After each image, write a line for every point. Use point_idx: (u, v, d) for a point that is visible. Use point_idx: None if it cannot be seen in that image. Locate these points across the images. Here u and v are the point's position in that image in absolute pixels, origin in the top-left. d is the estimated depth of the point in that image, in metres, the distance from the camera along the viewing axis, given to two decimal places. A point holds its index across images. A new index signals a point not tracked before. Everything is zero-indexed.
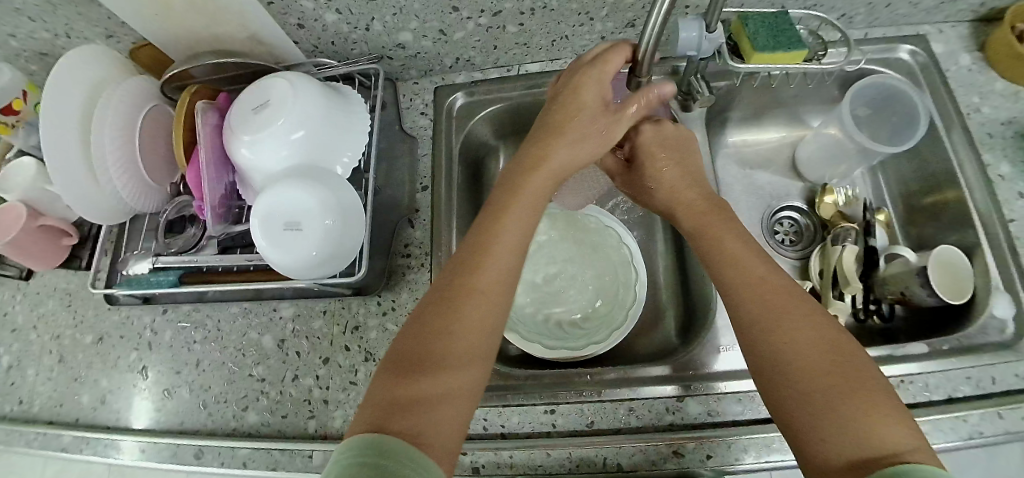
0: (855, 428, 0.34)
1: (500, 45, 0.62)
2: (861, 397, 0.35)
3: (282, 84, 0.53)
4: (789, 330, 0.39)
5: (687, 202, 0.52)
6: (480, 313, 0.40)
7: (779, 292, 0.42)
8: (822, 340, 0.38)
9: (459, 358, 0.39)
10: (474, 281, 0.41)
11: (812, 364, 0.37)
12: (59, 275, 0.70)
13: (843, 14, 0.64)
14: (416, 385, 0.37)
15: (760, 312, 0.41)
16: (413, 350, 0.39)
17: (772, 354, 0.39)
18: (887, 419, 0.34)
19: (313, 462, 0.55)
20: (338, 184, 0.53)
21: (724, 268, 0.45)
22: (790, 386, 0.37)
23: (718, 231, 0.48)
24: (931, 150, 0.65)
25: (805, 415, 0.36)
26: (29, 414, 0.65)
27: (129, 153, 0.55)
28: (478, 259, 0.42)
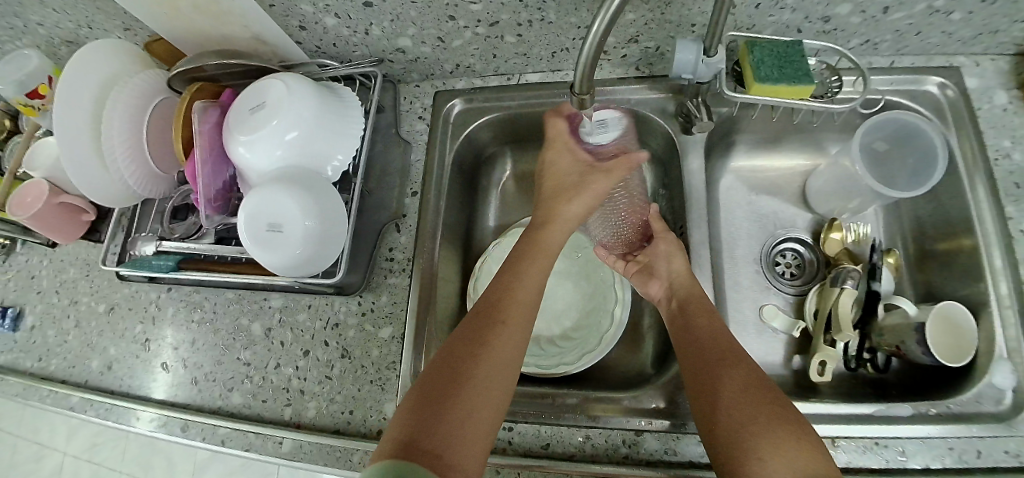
0: (791, 464, 0.36)
1: (500, 54, 0.61)
2: (795, 439, 0.38)
3: (278, 87, 0.55)
4: (739, 380, 0.43)
5: (682, 276, 0.54)
6: (496, 368, 0.45)
7: (740, 356, 0.45)
8: (768, 391, 0.42)
9: (477, 410, 0.42)
10: (491, 338, 0.46)
11: (762, 410, 0.40)
12: (79, 246, 0.76)
13: (867, 40, 0.60)
14: (440, 421, 0.40)
15: (720, 365, 0.45)
16: (435, 385, 0.43)
17: (723, 395, 0.42)
18: (818, 459, 0.37)
19: (282, 449, 0.57)
20: (323, 188, 0.55)
21: (692, 323, 0.50)
22: (736, 425, 0.40)
23: (695, 302, 0.51)
24: (949, 194, 0.60)
25: (747, 451, 0.38)
26: (47, 372, 0.71)
27: (136, 143, 0.59)
28: (491, 323, 0.48)
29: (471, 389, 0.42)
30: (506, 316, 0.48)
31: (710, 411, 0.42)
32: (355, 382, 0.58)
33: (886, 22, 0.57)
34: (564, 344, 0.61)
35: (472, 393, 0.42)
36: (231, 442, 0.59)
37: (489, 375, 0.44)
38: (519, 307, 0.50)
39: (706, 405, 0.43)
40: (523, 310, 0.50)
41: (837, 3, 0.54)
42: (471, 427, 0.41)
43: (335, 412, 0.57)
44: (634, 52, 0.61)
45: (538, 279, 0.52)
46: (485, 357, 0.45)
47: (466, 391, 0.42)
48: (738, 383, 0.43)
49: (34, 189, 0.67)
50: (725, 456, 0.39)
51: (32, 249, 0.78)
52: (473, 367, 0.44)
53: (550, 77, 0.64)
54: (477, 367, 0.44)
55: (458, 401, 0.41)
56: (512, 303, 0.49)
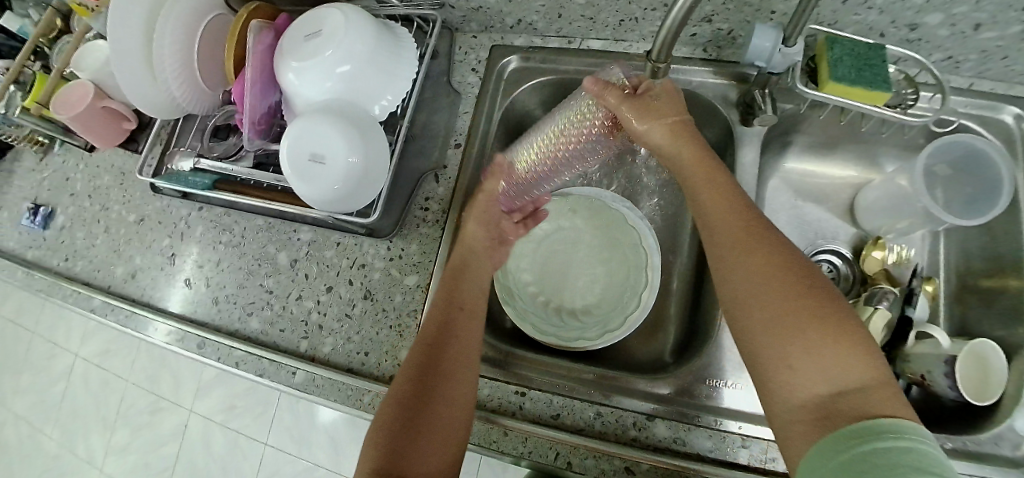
0: (823, 369, 0.34)
1: (565, 15, 0.59)
2: (829, 338, 0.34)
3: (337, 16, 0.53)
4: (767, 271, 0.38)
5: (689, 140, 0.47)
6: (453, 388, 0.44)
7: (765, 238, 0.39)
8: (799, 280, 0.37)
9: (438, 436, 0.42)
10: (444, 362, 0.45)
11: (794, 309, 0.36)
12: (116, 154, 0.76)
13: (950, 56, 0.56)
14: (405, 449, 0.41)
15: (743, 255, 0.39)
16: (396, 411, 0.43)
17: (749, 293, 0.38)
18: (855, 356, 0.34)
19: (295, 379, 0.57)
20: (369, 126, 0.54)
21: (709, 208, 0.43)
22: (762, 328, 0.36)
23: (714, 182, 0.44)
24: (1005, 230, 0.57)
25: (776, 354, 0.35)
26: (72, 272, 0.73)
27: (187, 54, 0.58)
28: (443, 341, 0.46)
29: (427, 417, 0.42)
30: (455, 338, 0.47)
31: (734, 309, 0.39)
32: (373, 324, 0.58)
33: (974, 40, 0.53)
34: (586, 319, 0.60)
35: (431, 415, 0.42)
36: (245, 365, 0.60)
37: (444, 399, 0.43)
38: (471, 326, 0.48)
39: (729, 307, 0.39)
40: (472, 328, 0.48)
41: (929, 10, 0.51)
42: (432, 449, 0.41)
43: (350, 351, 0.58)
44: (705, 32, 0.58)
45: (479, 292, 0.51)
46: (442, 380, 0.44)
47: (424, 418, 0.42)
48: (764, 278, 0.38)
49: (79, 89, 0.67)
50: (753, 358, 0.37)
51: (71, 151, 0.78)
52: (432, 388, 0.43)
53: (612, 46, 0.62)
54: (433, 391, 0.43)
55: (427, 399, 0.43)
56: (462, 326, 0.48)
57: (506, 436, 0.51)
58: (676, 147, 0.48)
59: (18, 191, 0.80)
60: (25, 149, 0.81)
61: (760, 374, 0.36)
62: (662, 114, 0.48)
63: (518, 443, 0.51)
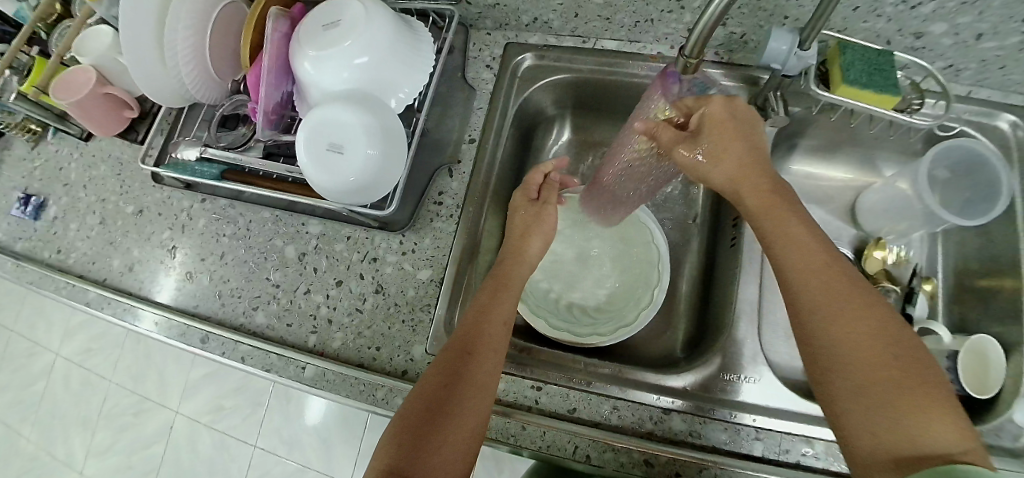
0: (912, 430, 0.35)
1: (582, 14, 0.60)
2: (920, 404, 0.35)
3: (357, 6, 0.53)
4: (856, 333, 0.39)
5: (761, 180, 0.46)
6: (471, 394, 0.43)
7: (854, 296, 0.40)
8: (890, 345, 0.38)
9: (449, 456, 0.40)
10: (468, 372, 0.44)
11: (883, 373, 0.37)
12: (113, 144, 0.74)
13: (951, 64, 0.59)
14: (421, 454, 0.39)
15: (827, 311, 0.40)
16: (416, 416, 0.42)
17: (843, 348, 0.39)
18: (944, 422, 0.35)
19: (304, 374, 0.56)
20: (389, 118, 0.54)
21: (791, 253, 0.43)
22: (850, 389, 0.38)
23: (785, 222, 0.44)
24: (1002, 232, 0.59)
25: (864, 414, 0.37)
26: (64, 265, 0.70)
27: (199, 41, 0.57)
28: (464, 364, 0.44)
29: (448, 428, 0.41)
30: (478, 347, 0.45)
31: (818, 366, 0.40)
32: (386, 319, 0.57)
33: (975, 50, 0.56)
34: (599, 316, 0.61)
35: (450, 424, 0.41)
36: (251, 359, 0.58)
37: (464, 410, 0.42)
38: (496, 334, 0.46)
39: (812, 358, 0.40)
40: (500, 340, 0.46)
41: (934, 20, 0.53)
42: (449, 457, 0.40)
43: (361, 346, 0.57)
44: (719, 34, 0.59)
45: (513, 307, 0.49)
46: (462, 391, 0.43)
47: (441, 424, 0.41)
48: (850, 335, 0.39)
49: (80, 74, 0.66)
50: (834, 412, 0.39)
51: (65, 140, 0.76)
52: (453, 398, 0.42)
53: (627, 47, 0.63)
54: (453, 400, 0.42)
55: (445, 420, 0.41)
56: (489, 335, 0.46)
57: (523, 431, 0.51)
58: (741, 192, 0.46)
59: (7, 180, 0.77)
60: (15, 137, 0.79)
61: (843, 427, 0.38)
62: (731, 141, 0.45)
63: (535, 437, 0.50)
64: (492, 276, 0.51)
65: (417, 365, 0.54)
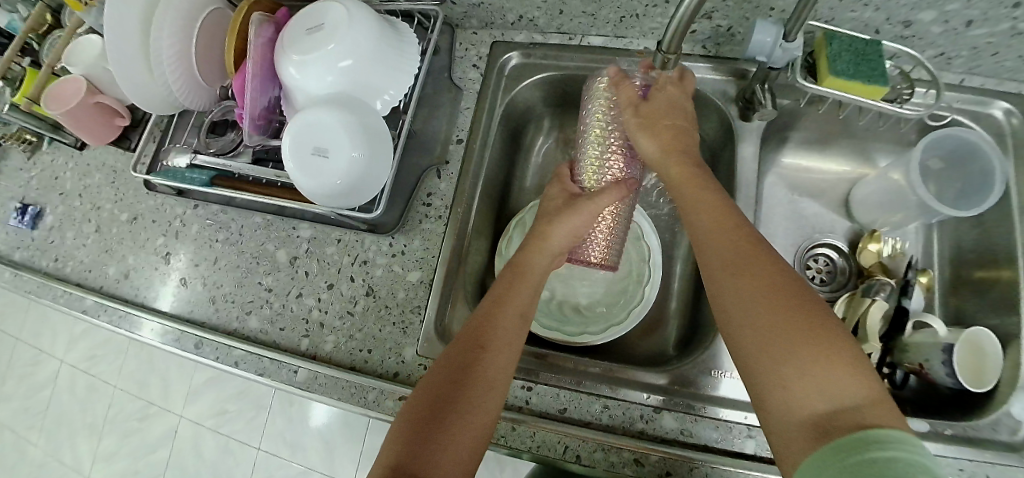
0: (815, 382, 0.34)
1: (566, 11, 0.59)
2: (824, 356, 0.34)
3: (339, 9, 0.53)
4: (756, 291, 0.38)
5: (676, 158, 0.47)
6: (483, 388, 0.43)
7: (755, 255, 0.40)
8: (794, 299, 0.37)
9: (458, 436, 0.40)
10: (478, 366, 0.43)
11: (782, 326, 0.36)
12: (107, 152, 0.75)
13: (943, 53, 0.58)
14: (425, 448, 0.39)
15: (729, 275, 0.40)
16: (424, 411, 0.41)
17: (747, 309, 0.38)
18: (849, 374, 0.34)
19: (297, 378, 0.56)
20: (374, 121, 0.54)
21: (701, 223, 0.43)
22: (759, 346, 0.36)
23: (697, 193, 0.45)
24: (997, 222, 0.58)
25: (772, 373, 0.35)
26: (62, 273, 0.71)
27: (184, 50, 0.58)
28: (472, 345, 0.45)
29: (451, 421, 0.41)
30: (490, 343, 0.45)
31: (729, 329, 0.39)
32: (377, 321, 0.57)
33: (967, 37, 0.55)
34: (590, 315, 0.61)
35: (458, 419, 0.41)
36: (244, 364, 0.58)
37: (474, 390, 0.42)
38: (509, 325, 0.46)
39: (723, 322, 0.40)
40: (513, 336, 0.46)
41: (923, 8, 0.52)
42: (453, 453, 0.40)
43: (352, 349, 0.57)
44: (705, 28, 0.59)
45: (532, 298, 0.49)
46: (474, 387, 0.42)
47: (448, 419, 0.41)
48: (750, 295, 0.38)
49: (72, 84, 0.67)
50: (748, 374, 0.37)
51: (61, 149, 0.77)
52: (463, 382, 0.42)
53: (613, 43, 0.62)
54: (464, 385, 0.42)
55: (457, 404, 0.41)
56: (502, 330, 0.46)
57: (513, 431, 0.51)
58: (665, 164, 0.48)
59: (5, 191, 0.78)
60: (12, 147, 0.80)
61: (757, 386, 0.36)
62: (662, 126, 0.48)
63: (526, 438, 0.51)
64: (506, 272, 0.50)
65: (408, 367, 0.54)
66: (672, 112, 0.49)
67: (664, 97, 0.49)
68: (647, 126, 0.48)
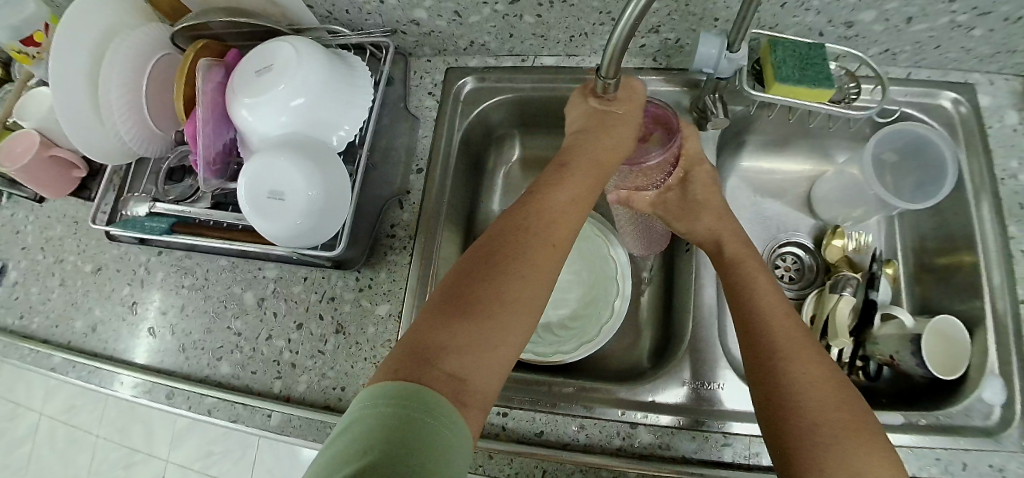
0: (854, 466, 0.34)
1: (516, 34, 0.60)
2: (866, 445, 0.35)
3: (287, 50, 0.53)
4: (807, 366, 0.40)
5: (731, 240, 0.52)
6: (527, 280, 0.38)
7: (806, 339, 0.42)
8: (837, 383, 0.39)
9: (490, 352, 0.35)
10: (518, 263, 0.39)
11: (826, 404, 0.37)
12: (67, 204, 0.74)
13: (886, 50, 0.59)
14: (457, 331, 0.35)
15: (779, 347, 0.42)
16: (459, 299, 0.37)
17: (793, 380, 0.39)
18: (887, 465, 0.35)
19: (271, 422, 0.55)
20: (330, 158, 0.54)
21: (751, 299, 0.46)
22: (806, 422, 0.37)
23: (751, 273, 0.48)
24: (954, 210, 0.59)
25: (812, 447, 0.36)
26: (27, 331, 0.70)
27: (134, 98, 0.57)
28: (518, 246, 0.40)
29: (491, 312, 0.36)
30: (534, 240, 0.40)
31: (773, 401, 0.39)
32: (348, 358, 0.57)
33: (907, 33, 0.56)
34: (563, 332, 0.60)
35: (501, 316, 0.36)
36: (217, 412, 0.57)
37: (513, 295, 0.37)
38: (558, 230, 0.42)
39: (765, 392, 0.40)
40: (566, 228, 0.42)
41: (861, 9, 0.53)
42: (489, 361, 0.35)
43: (325, 387, 0.56)
44: (654, 42, 0.60)
45: (588, 177, 0.46)
46: (515, 267, 0.38)
47: (488, 310, 0.36)
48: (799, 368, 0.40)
49: (24, 139, 0.66)
50: (783, 442, 0.37)
51: (19, 204, 0.76)
52: (500, 281, 0.38)
53: (565, 61, 0.63)
54: (500, 286, 0.37)
55: (489, 306, 0.36)
56: (555, 211, 0.42)
57: (491, 460, 0.51)
58: (718, 246, 0.52)
59: None
60: None
61: (793, 461, 0.36)
62: (700, 214, 0.54)
63: (503, 465, 0.50)
64: (551, 171, 0.46)
65: None
66: (708, 200, 0.55)
67: (698, 184, 0.55)
68: (682, 216, 0.55)
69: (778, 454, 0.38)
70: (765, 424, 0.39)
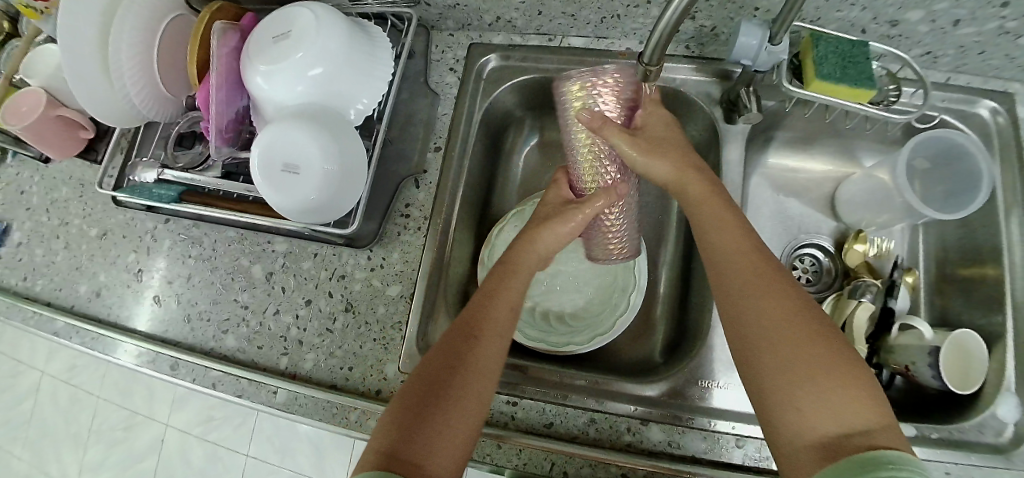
0: (827, 407, 0.34)
1: (545, 12, 0.58)
2: (836, 382, 0.35)
3: (306, 16, 0.50)
4: (774, 311, 0.39)
5: (696, 179, 0.48)
6: (474, 370, 0.42)
7: (774, 280, 0.41)
8: (805, 321, 0.38)
9: (450, 431, 0.39)
10: (471, 352, 0.43)
11: (795, 348, 0.37)
12: (75, 165, 0.72)
13: (929, 52, 0.57)
14: (418, 419, 0.39)
15: (747, 295, 0.41)
16: (413, 398, 0.40)
17: (761, 331, 0.39)
18: (864, 399, 0.35)
19: (276, 399, 0.55)
20: (346, 132, 0.52)
21: (719, 245, 0.44)
22: (774, 366, 0.37)
23: (720, 210, 0.46)
24: (983, 222, 0.57)
25: (784, 395, 0.36)
26: (32, 293, 0.69)
27: (144, 61, 0.55)
28: (471, 334, 0.44)
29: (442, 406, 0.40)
30: (487, 324, 0.45)
31: (745, 349, 0.39)
32: (356, 338, 0.56)
33: (953, 36, 0.53)
34: (576, 324, 0.59)
35: (451, 406, 0.40)
36: (221, 386, 0.57)
37: (469, 377, 0.42)
38: (507, 315, 0.46)
39: (738, 341, 0.40)
40: (509, 319, 0.46)
41: (910, 7, 0.50)
42: (449, 438, 0.39)
43: (332, 366, 0.55)
44: (688, 27, 0.57)
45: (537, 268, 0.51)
46: (475, 354, 0.43)
47: (439, 402, 0.40)
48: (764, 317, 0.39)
49: (31, 98, 0.64)
50: (760, 396, 0.38)
51: (25, 163, 0.74)
52: (459, 367, 0.42)
53: (594, 44, 0.61)
54: (458, 372, 0.42)
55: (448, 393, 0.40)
56: (504, 294, 0.47)
57: (499, 449, 0.50)
58: (683, 185, 0.48)
59: None
60: None
61: (767, 405, 0.37)
62: (665, 151, 0.49)
63: (511, 456, 0.50)
64: (500, 263, 0.50)
65: (390, 384, 0.53)
66: (671, 138, 0.50)
67: (658, 123, 0.51)
68: (651, 151, 0.49)
69: (754, 398, 0.38)
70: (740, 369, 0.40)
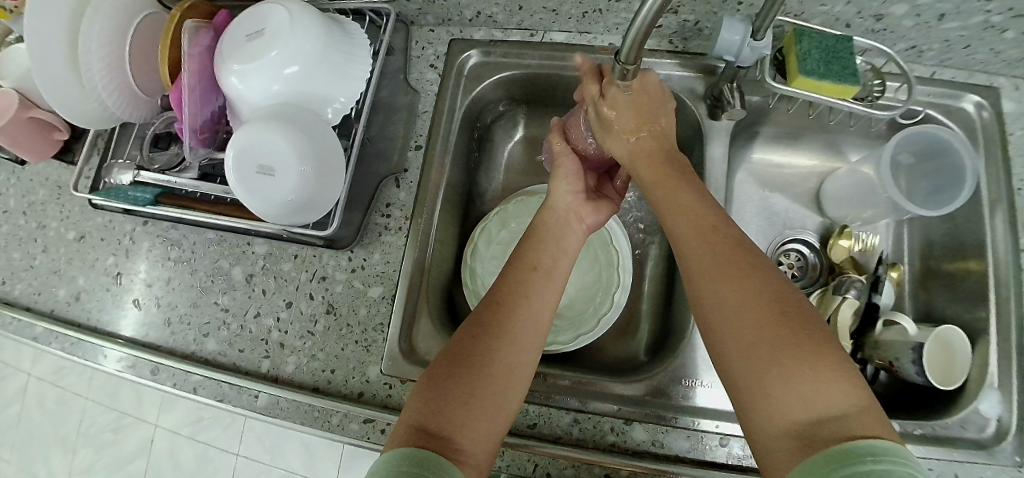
0: (799, 393, 0.32)
1: (526, 7, 0.57)
2: (809, 366, 0.33)
3: (281, 13, 0.49)
4: (738, 290, 0.37)
5: (655, 158, 0.47)
6: (511, 354, 0.41)
7: (735, 255, 0.39)
8: (769, 297, 0.36)
9: (486, 409, 0.38)
10: (507, 324, 0.42)
11: (760, 330, 0.35)
12: (51, 167, 0.71)
13: (913, 46, 0.56)
14: (449, 393, 0.38)
15: (708, 276, 0.38)
16: (442, 369, 0.39)
17: (724, 313, 0.37)
18: (838, 379, 0.32)
19: (257, 403, 0.54)
20: (323, 132, 0.51)
21: (678, 223, 0.42)
22: (739, 351, 0.35)
23: (677, 188, 0.44)
24: (967, 217, 0.57)
25: (755, 382, 0.34)
26: (10, 297, 0.68)
27: (117, 61, 0.54)
28: (508, 305, 0.43)
29: (478, 376, 0.39)
30: (525, 294, 0.44)
31: (709, 332, 0.38)
32: (339, 340, 0.55)
33: (938, 31, 0.53)
34: (561, 323, 0.59)
35: (486, 379, 0.39)
36: (202, 390, 0.56)
37: (507, 351, 0.41)
38: (550, 284, 0.45)
39: (703, 325, 0.38)
40: (550, 290, 0.45)
41: (893, 1, 0.50)
42: (483, 413, 0.38)
43: (314, 369, 0.55)
44: (671, 22, 0.56)
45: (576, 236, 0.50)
46: (512, 324, 0.42)
47: (473, 378, 0.39)
48: (726, 299, 0.37)
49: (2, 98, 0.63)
50: (731, 384, 0.36)
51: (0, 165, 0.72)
52: (496, 340, 0.41)
53: (576, 39, 0.60)
54: (495, 344, 0.40)
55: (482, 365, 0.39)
56: (542, 257, 0.47)
57: None
58: (640, 160, 0.48)
59: None
60: None
61: (738, 395, 0.35)
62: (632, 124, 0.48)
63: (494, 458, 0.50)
64: (530, 235, 0.49)
65: (373, 386, 0.53)
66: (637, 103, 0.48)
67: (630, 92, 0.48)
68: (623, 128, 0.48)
69: (725, 386, 0.36)
70: (708, 354, 0.38)
